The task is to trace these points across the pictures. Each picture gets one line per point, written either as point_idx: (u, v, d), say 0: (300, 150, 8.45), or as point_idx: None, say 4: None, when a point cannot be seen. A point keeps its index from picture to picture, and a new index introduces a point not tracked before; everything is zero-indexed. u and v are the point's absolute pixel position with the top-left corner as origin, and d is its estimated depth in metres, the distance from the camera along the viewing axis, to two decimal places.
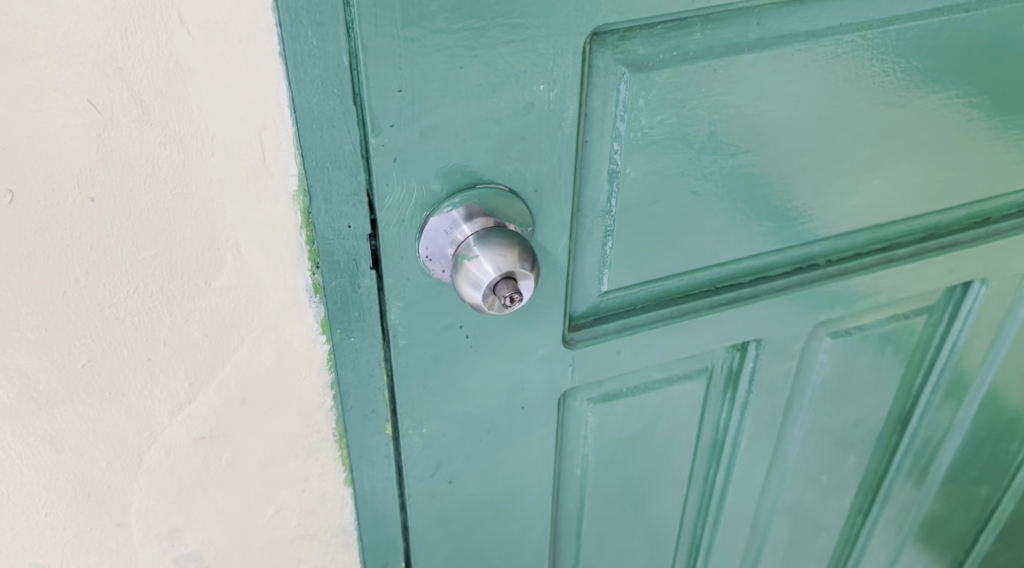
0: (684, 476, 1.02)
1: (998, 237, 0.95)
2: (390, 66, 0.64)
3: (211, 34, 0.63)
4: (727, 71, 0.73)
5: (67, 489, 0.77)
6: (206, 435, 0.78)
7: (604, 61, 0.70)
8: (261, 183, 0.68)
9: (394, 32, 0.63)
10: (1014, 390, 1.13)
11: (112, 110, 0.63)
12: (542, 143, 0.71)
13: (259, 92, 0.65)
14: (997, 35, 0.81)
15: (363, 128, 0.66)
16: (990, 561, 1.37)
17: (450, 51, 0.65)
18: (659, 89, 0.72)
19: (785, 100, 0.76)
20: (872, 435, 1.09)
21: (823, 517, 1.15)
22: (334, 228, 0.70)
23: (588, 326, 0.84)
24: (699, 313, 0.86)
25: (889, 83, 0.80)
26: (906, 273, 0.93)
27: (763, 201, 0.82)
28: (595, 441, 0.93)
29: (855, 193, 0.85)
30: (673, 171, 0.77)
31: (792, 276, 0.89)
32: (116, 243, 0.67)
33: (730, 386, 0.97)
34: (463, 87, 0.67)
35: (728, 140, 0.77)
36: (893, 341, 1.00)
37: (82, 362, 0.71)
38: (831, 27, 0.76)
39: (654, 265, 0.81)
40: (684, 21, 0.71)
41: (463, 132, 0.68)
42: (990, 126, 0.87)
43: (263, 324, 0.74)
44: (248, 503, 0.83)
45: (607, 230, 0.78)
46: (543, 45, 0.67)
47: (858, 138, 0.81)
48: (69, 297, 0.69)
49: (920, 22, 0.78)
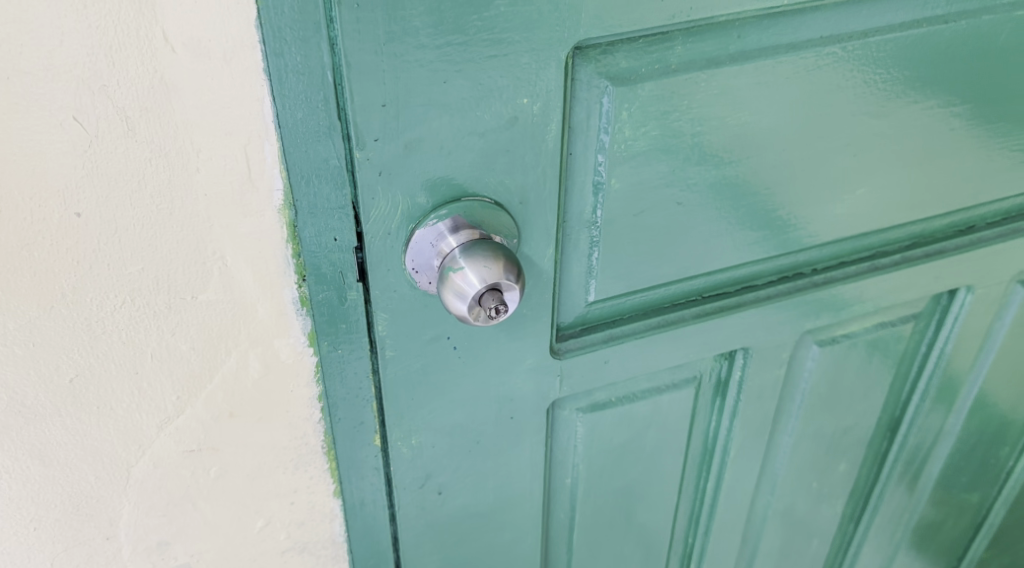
0: (674, 484, 1.02)
1: (983, 245, 0.96)
2: (373, 81, 0.65)
3: (196, 51, 0.63)
4: (709, 83, 0.74)
5: (55, 503, 0.77)
6: (194, 447, 0.78)
7: (587, 75, 0.71)
8: (247, 198, 0.69)
9: (377, 48, 0.64)
10: (1003, 396, 1.13)
11: (97, 127, 0.63)
12: (526, 155, 0.71)
13: (244, 107, 0.65)
14: (978, 45, 0.82)
15: (347, 142, 0.67)
16: None
17: (433, 66, 0.66)
18: (642, 103, 0.73)
19: (768, 111, 0.77)
20: (863, 442, 1.09)
21: (815, 524, 1.15)
22: (319, 241, 0.70)
23: (575, 336, 0.84)
24: (687, 322, 0.87)
25: (872, 94, 0.80)
26: (892, 281, 0.93)
27: (749, 211, 0.82)
28: (586, 450, 0.93)
29: (840, 202, 0.85)
30: (658, 183, 0.77)
31: (778, 284, 0.90)
32: (102, 258, 0.68)
33: (719, 394, 0.97)
34: (447, 101, 0.67)
35: (712, 151, 0.77)
36: (881, 348, 1.01)
37: (69, 377, 0.71)
38: (813, 39, 0.76)
39: (641, 275, 0.82)
40: (665, 35, 0.72)
41: (448, 145, 0.69)
42: (973, 136, 0.87)
43: (251, 336, 0.75)
44: (237, 515, 0.84)
45: (593, 241, 0.78)
46: (526, 59, 0.67)
47: (841, 148, 0.82)
48: (56, 311, 0.69)
49: (900, 33, 0.78)
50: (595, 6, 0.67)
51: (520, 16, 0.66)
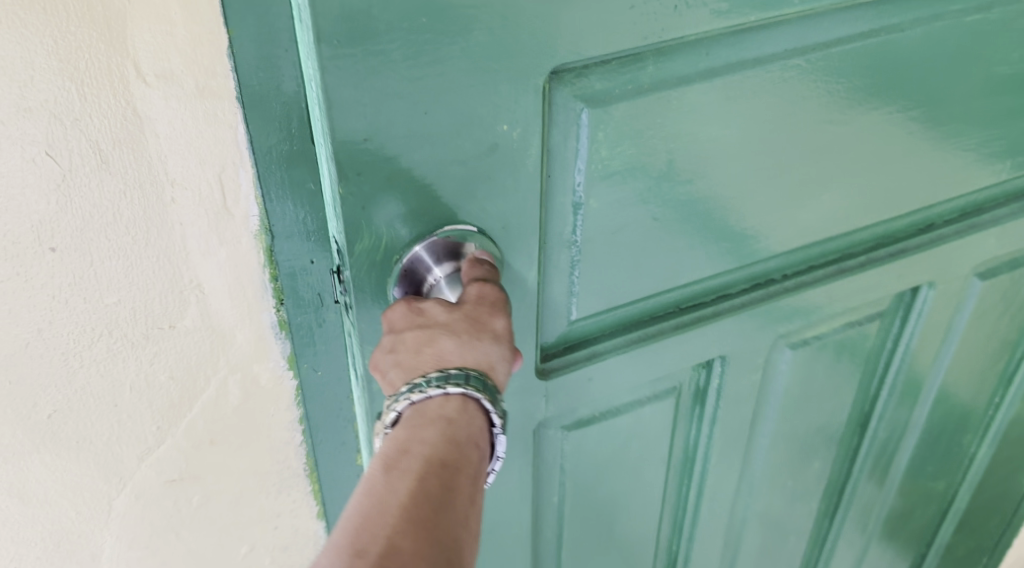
0: (658, 496, 1.03)
1: (942, 242, 0.99)
2: (355, 116, 0.65)
3: (168, 81, 0.63)
4: (681, 101, 0.75)
5: (36, 540, 0.77)
6: (175, 477, 0.78)
7: (563, 98, 0.72)
8: (222, 225, 0.69)
9: (357, 83, 0.64)
10: (965, 386, 1.16)
11: (70, 160, 0.64)
12: (506, 181, 0.72)
13: (217, 136, 0.66)
14: (934, 52, 0.85)
15: (331, 175, 0.67)
16: (951, 553, 1.40)
17: (412, 97, 0.66)
18: (617, 123, 0.74)
19: (737, 124, 0.79)
20: (834, 440, 1.11)
21: (793, 522, 1.17)
22: (297, 265, 0.71)
23: (559, 355, 0.86)
24: (665, 334, 0.89)
25: (834, 101, 0.82)
26: (859, 282, 0.96)
27: (721, 221, 0.84)
28: (571, 467, 0.94)
29: (808, 208, 0.87)
30: (634, 201, 0.78)
31: (750, 292, 0.92)
32: (78, 292, 0.68)
33: (697, 403, 0.99)
34: (428, 132, 0.67)
35: (684, 167, 0.79)
36: (850, 348, 1.03)
37: (47, 413, 0.71)
38: (777, 53, 0.79)
39: (620, 292, 0.83)
40: (636, 56, 0.73)
41: (430, 175, 0.69)
42: (932, 137, 0.90)
43: (229, 363, 0.75)
44: (221, 543, 0.84)
45: (573, 261, 0.79)
46: (504, 87, 0.68)
47: (808, 155, 0.84)
48: (32, 349, 0.69)
49: (859, 43, 0.81)
50: (568, 31, 0.68)
51: (497, 45, 0.66)
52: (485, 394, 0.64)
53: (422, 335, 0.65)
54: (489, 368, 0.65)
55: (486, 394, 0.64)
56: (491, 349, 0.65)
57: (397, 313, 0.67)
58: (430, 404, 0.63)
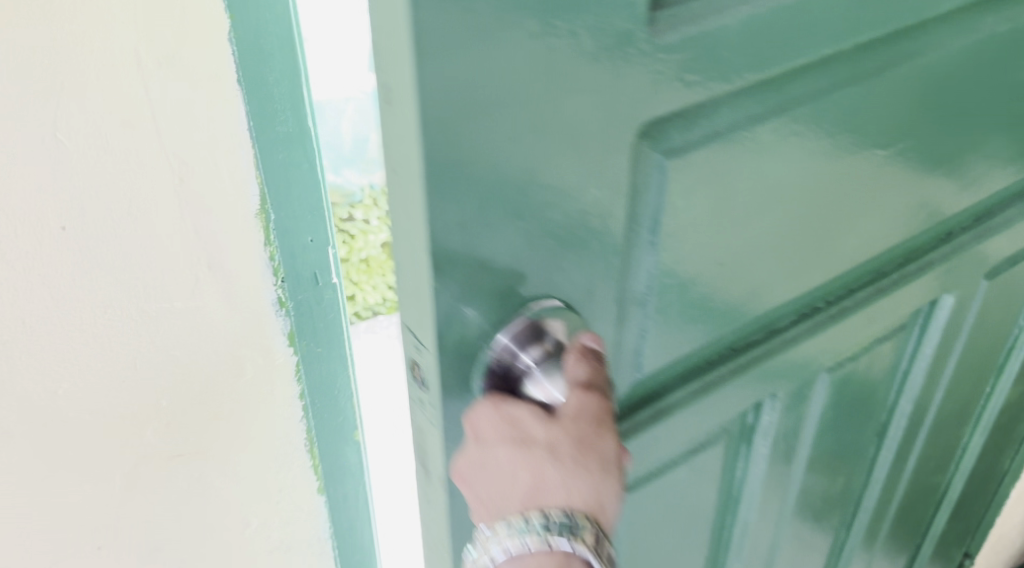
0: (699, 539, 1.00)
1: (960, 250, 1.01)
2: (452, 203, 0.62)
3: (174, 65, 0.66)
4: (750, 142, 0.74)
5: (51, 517, 0.78)
6: (180, 453, 0.80)
7: (644, 152, 0.70)
8: (224, 206, 0.71)
9: (455, 166, 0.61)
10: (967, 384, 1.17)
11: (77, 139, 0.65)
12: (585, 244, 0.70)
13: (220, 118, 0.68)
14: (960, 64, 0.86)
15: (428, 269, 0.64)
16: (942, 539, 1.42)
17: (504, 173, 0.63)
18: (697, 172, 0.72)
19: (798, 161, 0.78)
20: (854, 453, 1.11)
21: (816, 537, 1.16)
22: (296, 243, 0.76)
23: (627, 417, 0.83)
24: (725, 380, 0.87)
25: (875, 122, 0.82)
26: (887, 301, 0.97)
27: (780, 258, 0.83)
28: (629, 527, 0.90)
29: (850, 233, 0.87)
30: (706, 250, 0.76)
31: (796, 326, 0.91)
32: (85, 268, 0.69)
33: (744, 442, 0.97)
34: (517, 201, 0.65)
35: (750, 207, 0.77)
36: (874, 363, 1.04)
37: (60, 389, 0.73)
38: (832, 84, 0.78)
39: (686, 339, 0.81)
40: (712, 104, 0.71)
41: (517, 250, 0.67)
42: (952, 149, 0.91)
43: (232, 340, 0.77)
44: (226, 518, 0.86)
45: (643, 317, 0.77)
46: (589, 145, 0.66)
47: (853, 184, 0.84)
48: (44, 324, 0.70)
49: (903, 66, 0.81)
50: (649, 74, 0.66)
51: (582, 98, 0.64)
52: (584, 544, 0.67)
53: (513, 456, 0.68)
54: (591, 509, 0.68)
55: (586, 544, 0.67)
56: (593, 485, 0.68)
57: (484, 417, 0.68)
58: (525, 560, 0.66)
